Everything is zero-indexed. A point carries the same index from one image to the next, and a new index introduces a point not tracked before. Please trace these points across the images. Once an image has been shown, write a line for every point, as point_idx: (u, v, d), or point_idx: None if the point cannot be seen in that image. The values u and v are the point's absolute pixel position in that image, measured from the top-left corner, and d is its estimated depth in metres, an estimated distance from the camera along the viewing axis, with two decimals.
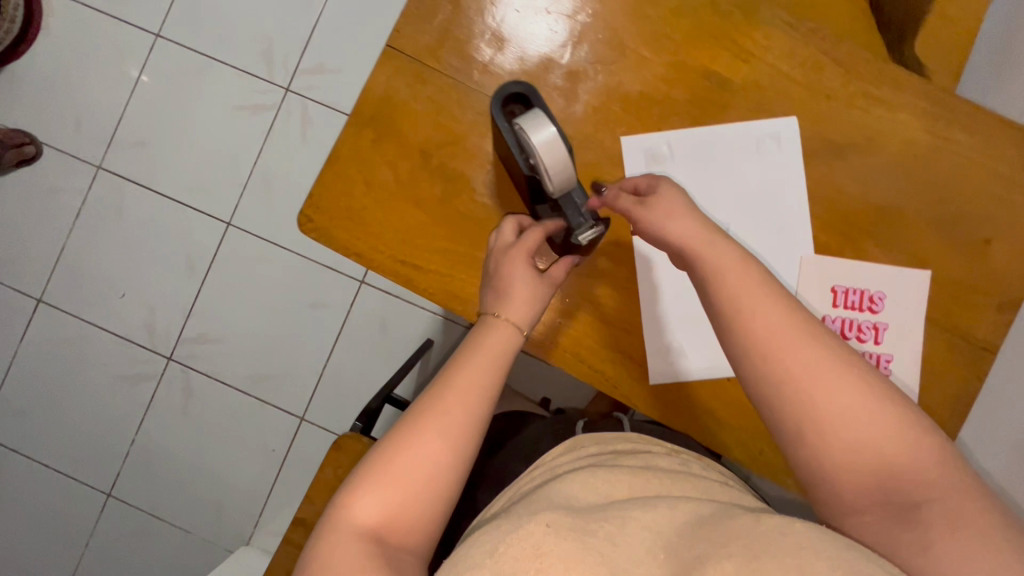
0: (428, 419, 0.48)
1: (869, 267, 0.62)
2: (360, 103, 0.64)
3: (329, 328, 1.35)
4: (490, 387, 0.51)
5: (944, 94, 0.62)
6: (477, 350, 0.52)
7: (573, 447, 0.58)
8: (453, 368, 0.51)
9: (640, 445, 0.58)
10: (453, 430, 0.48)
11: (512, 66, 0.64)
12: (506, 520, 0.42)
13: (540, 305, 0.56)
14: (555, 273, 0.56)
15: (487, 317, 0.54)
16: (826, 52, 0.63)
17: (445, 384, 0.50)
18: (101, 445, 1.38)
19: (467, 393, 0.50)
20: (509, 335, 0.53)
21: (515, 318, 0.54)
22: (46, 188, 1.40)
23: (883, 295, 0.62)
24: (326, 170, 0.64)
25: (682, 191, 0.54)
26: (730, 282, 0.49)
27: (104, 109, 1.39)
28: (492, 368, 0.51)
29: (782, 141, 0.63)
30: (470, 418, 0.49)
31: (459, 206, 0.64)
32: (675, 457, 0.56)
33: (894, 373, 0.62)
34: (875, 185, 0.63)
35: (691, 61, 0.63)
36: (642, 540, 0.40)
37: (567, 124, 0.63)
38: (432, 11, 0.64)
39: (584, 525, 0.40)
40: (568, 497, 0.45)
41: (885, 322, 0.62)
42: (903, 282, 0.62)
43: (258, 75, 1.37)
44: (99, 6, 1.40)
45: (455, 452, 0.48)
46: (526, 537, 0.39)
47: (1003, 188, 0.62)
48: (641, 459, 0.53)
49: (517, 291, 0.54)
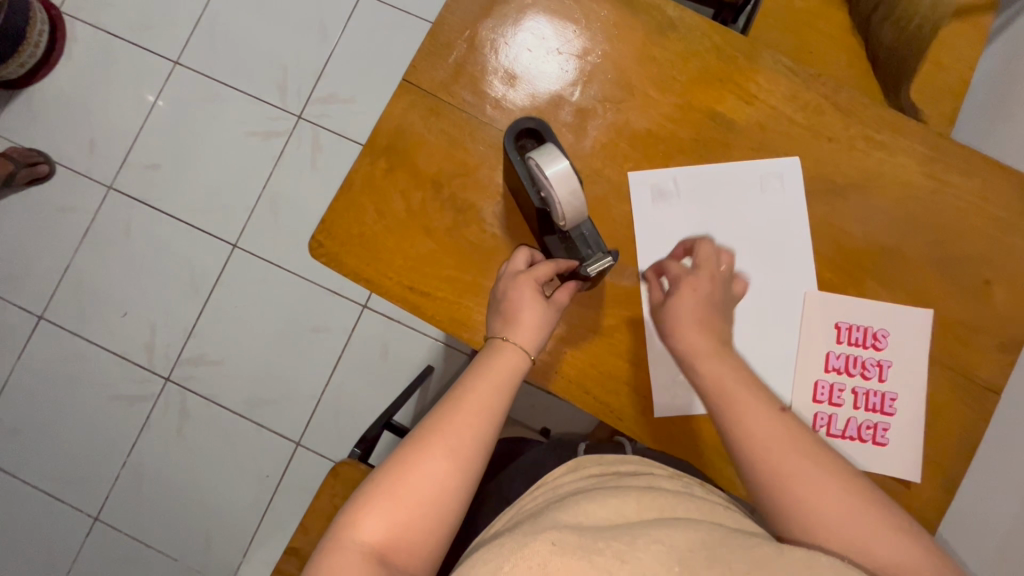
0: (433, 440, 0.49)
1: (873, 304, 0.63)
2: (374, 135, 0.66)
3: (331, 353, 1.35)
4: (496, 410, 0.52)
5: (941, 140, 0.64)
6: (484, 372, 0.53)
7: (575, 467, 0.57)
8: (463, 389, 0.52)
9: (641, 467, 0.57)
10: (457, 452, 0.49)
11: (523, 103, 0.66)
12: (509, 539, 0.42)
13: (549, 330, 0.57)
14: (561, 299, 0.57)
15: (495, 338, 0.55)
16: (827, 96, 0.65)
17: (450, 405, 0.51)
18: (92, 466, 1.35)
19: (471, 416, 0.51)
20: (517, 357, 0.54)
21: (522, 342, 0.55)
22: (55, 206, 1.41)
23: (886, 333, 0.63)
24: (338, 198, 0.65)
25: (697, 302, 0.57)
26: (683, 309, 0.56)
27: (119, 131, 1.42)
28: (498, 392, 0.52)
29: (785, 180, 0.65)
30: (475, 440, 0.50)
31: (469, 236, 0.65)
32: (676, 479, 0.55)
33: (897, 411, 0.62)
34: (877, 224, 0.64)
35: (697, 101, 0.66)
36: (654, 552, 0.40)
37: (575, 158, 0.65)
38: (447, 48, 0.67)
39: (591, 544, 0.40)
40: (573, 515, 0.45)
41: (889, 360, 0.62)
42: (905, 320, 0.63)
43: (271, 103, 1.41)
44: (122, 34, 1.45)
45: (459, 473, 0.49)
46: (531, 556, 0.39)
47: (1001, 231, 0.64)
48: (643, 480, 0.52)
49: (525, 316, 0.55)
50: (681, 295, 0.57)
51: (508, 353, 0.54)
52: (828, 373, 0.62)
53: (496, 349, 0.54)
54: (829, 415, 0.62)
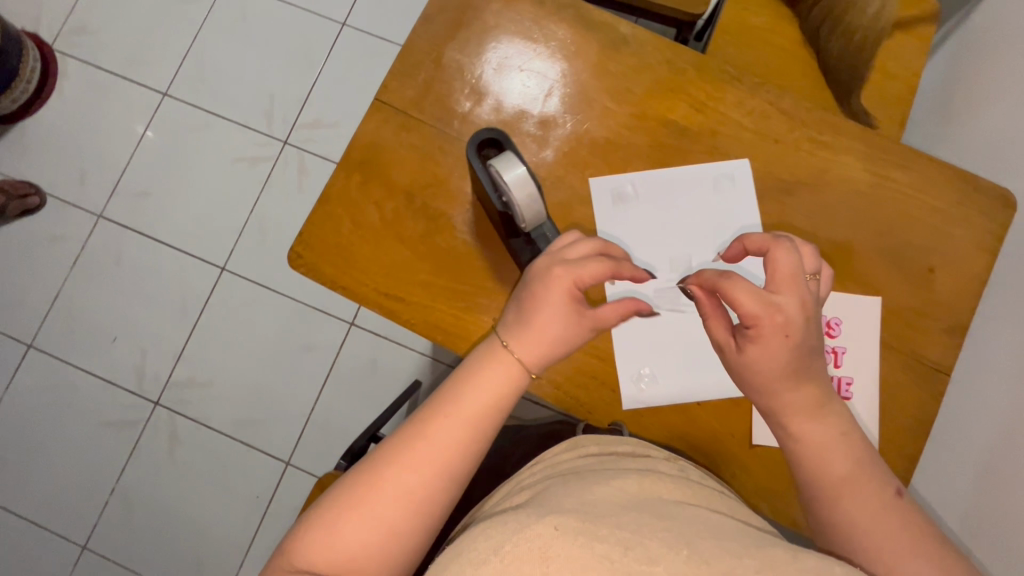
0: (390, 475, 0.49)
1: (832, 292, 0.66)
2: (350, 151, 0.70)
3: (320, 370, 1.37)
4: (461, 460, 0.51)
5: (879, 138, 0.69)
6: (456, 413, 0.51)
7: (574, 446, 0.59)
8: (428, 426, 0.51)
9: (639, 449, 0.58)
10: (411, 495, 0.49)
11: (489, 117, 0.71)
12: (511, 517, 0.44)
13: (565, 344, 0.53)
14: (599, 314, 0.53)
15: (487, 370, 0.53)
16: (772, 102, 0.70)
17: (414, 444, 0.50)
18: (80, 493, 1.35)
19: (434, 461, 0.50)
20: (494, 403, 0.52)
21: (524, 360, 0.53)
22: (46, 236, 1.44)
23: (839, 320, 0.66)
24: (316, 211, 0.69)
25: (784, 348, 0.50)
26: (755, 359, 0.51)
27: (110, 162, 1.46)
28: (467, 439, 0.51)
29: (737, 181, 0.69)
30: (433, 487, 0.50)
31: (441, 243, 0.68)
32: (673, 462, 0.57)
33: (852, 395, 0.65)
34: (826, 220, 0.68)
35: (651, 111, 0.70)
36: (661, 538, 0.41)
37: (539, 166, 0.69)
38: (416, 69, 0.71)
39: (594, 530, 0.41)
40: (576, 498, 0.46)
41: (843, 346, 0.66)
42: (857, 308, 0.66)
43: (258, 129, 1.46)
44: (112, 69, 1.50)
45: (409, 518, 0.49)
46: (532, 539, 0.40)
47: (941, 222, 0.68)
48: (643, 463, 0.55)
49: (540, 326, 0.53)
50: (773, 348, 0.49)
51: (486, 400, 0.52)
52: None
53: (474, 391, 0.52)
54: None
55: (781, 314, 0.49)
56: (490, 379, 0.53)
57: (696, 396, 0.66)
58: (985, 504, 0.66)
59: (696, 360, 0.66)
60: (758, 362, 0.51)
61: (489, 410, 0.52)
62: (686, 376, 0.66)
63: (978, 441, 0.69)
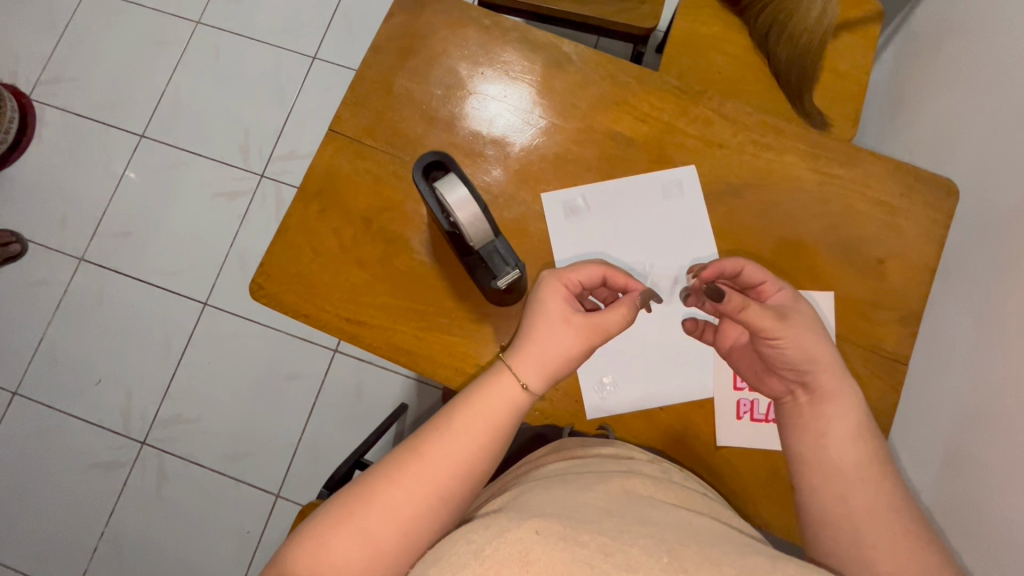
0: (380, 490, 0.49)
1: None
2: (306, 181, 0.71)
3: (305, 399, 1.37)
4: (453, 482, 0.50)
5: (819, 137, 0.71)
6: (449, 431, 0.52)
7: (562, 451, 0.59)
8: (421, 443, 0.51)
9: (622, 450, 0.58)
10: (400, 516, 0.48)
11: (442, 139, 0.72)
12: (494, 521, 0.43)
13: (564, 353, 0.55)
14: (596, 317, 0.56)
15: (488, 375, 0.55)
16: (714, 109, 0.72)
17: (408, 462, 0.50)
18: (70, 540, 1.33)
19: (424, 480, 0.49)
20: (491, 422, 0.52)
21: (520, 370, 0.54)
22: (28, 282, 1.45)
23: None
24: (275, 242, 0.70)
25: (813, 318, 0.58)
26: (803, 330, 0.56)
27: (90, 205, 1.48)
28: (461, 458, 0.51)
29: (685, 186, 0.70)
30: (422, 509, 0.49)
31: (399, 265, 0.70)
32: (657, 464, 0.57)
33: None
34: (776, 219, 0.69)
35: (598, 124, 0.72)
36: (641, 545, 0.41)
37: (492, 184, 0.71)
38: (367, 98, 0.73)
39: (575, 536, 0.41)
40: (559, 503, 0.46)
41: None
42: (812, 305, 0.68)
43: (234, 164, 1.48)
44: (89, 114, 1.53)
45: (397, 542, 0.47)
46: (513, 542, 0.40)
47: (887, 215, 0.69)
48: (624, 464, 0.54)
49: (540, 332, 0.55)
50: (805, 309, 0.58)
51: (484, 415, 0.52)
52: None
53: (472, 408, 0.53)
54: (749, 402, 0.66)
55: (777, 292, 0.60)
56: (488, 390, 0.54)
57: (659, 402, 0.66)
58: (949, 488, 0.66)
59: (656, 366, 0.67)
60: (805, 328, 0.56)
61: (486, 429, 0.52)
62: (648, 382, 0.67)
63: (943, 429, 0.69)
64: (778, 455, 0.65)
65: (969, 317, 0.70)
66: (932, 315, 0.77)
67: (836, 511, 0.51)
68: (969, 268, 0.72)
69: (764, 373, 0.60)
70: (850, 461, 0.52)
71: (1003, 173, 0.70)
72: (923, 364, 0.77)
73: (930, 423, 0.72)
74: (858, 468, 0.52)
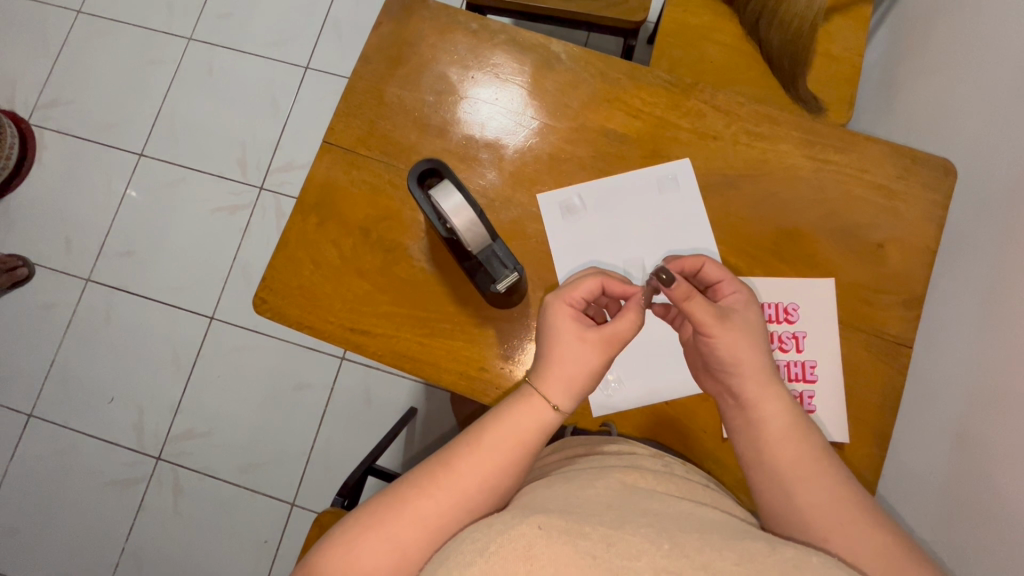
0: (411, 500, 0.49)
1: (780, 280, 0.68)
2: (304, 194, 0.72)
3: (316, 408, 1.38)
4: (480, 495, 0.50)
5: (812, 124, 0.71)
6: (479, 447, 0.52)
7: (567, 451, 0.60)
8: (453, 457, 0.52)
9: (624, 446, 0.58)
10: (430, 525, 0.48)
11: (437, 145, 0.73)
12: (497, 520, 0.44)
13: (580, 372, 0.55)
14: (605, 330, 0.56)
15: (517, 395, 0.55)
16: (705, 101, 0.72)
17: (438, 473, 0.51)
18: (91, 557, 1.35)
19: (455, 492, 0.49)
20: (521, 439, 0.52)
21: (546, 392, 0.54)
22: (37, 305, 1.47)
23: (796, 306, 0.68)
24: (277, 256, 0.71)
25: (756, 324, 0.56)
26: (737, 328, 0.55)
27: (93, 226, 1.50)
28: (491, 472, 0.51)
29: (680, 181, 0.70)
30: (452, 519, 0.49)
31: (400, 273, 0.70)
32: (658, 459, 0.57)
33: (817, 376, 0.66)
34: (774, 208, 0.69)
35: (590, 122, 0.72)
36: (643, 534, 0.42)
37: (487, 188, 0.71)
38: (360, 108, 0.74)
39: (577, 529, 0.41)
40: (561, 501, 0.46)
41: (803, 330, 0.67)
42: (813, 293, 0.68)
43: (233, 178, 1.49)
44: (88, 136, 1.54)
45: (426, 548, 0.48)
46: (517, 538, 0.40)
47: (885, 198, 0.69)
48: (625, 459, 0.55)
49: (560, 351, 0.56)
50: (749, 311, 0.57)
51: (514, 429, 0.53)
52: None
53: (502, 423, 0.53)
54: None
55: (728, 291, 0.59)
56: (514, 411, 0.54)
57: (663, 396, 0.67)
58: (959, 469, 0.66)
59: (659, 361, 0.67)
60: (741, 331, 0.55)
61: (518, 447, 0.52)
62: (651, 376, 0.67)
63: (950, 409, 0.69)
64: None
65: (972, 297, 0.70)
66: (935, 297, 0.77)
67: (792, 505, 0.50)
68: (972, 247, 0.72)
69: (703, 373, 0.60)
70: (804, 453, 0.51)
71: (1002, 150, 0.70)
72: (928, 345, 0.76)
73: (936, 404, 0.72)
74: (797, 464, 0.51)
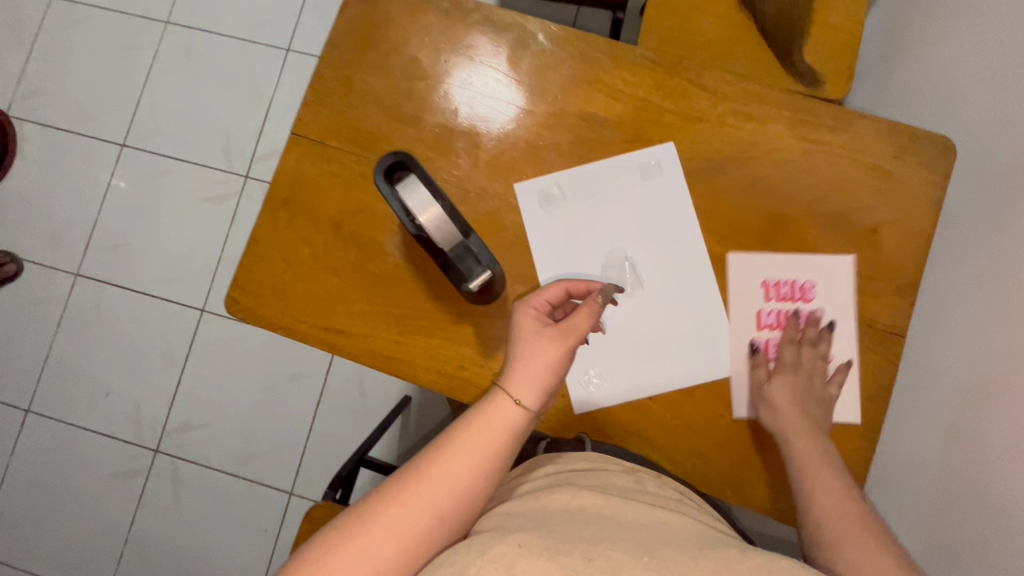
0: (380, 509, 0.48)
1: (802, 257, 0.66)
2: (273, 189, 0.69)
3: (310, 398, 1.38)
4: (451, 498, 0.49)
5: (804, 102, 0.67)
6: (446, 451, 0.51)
7: (533, 467, 0.59)
8: (422, 463, 0.50)
9: (595, 461, 0.57)
10: (400, 533, 0.47)
11: (409, 134, 0.69)
12: (474, 541, 0.42)
13: (548, 370, 0.54)
14: (568, 325, 0.55)
15: (483, 399, 0.54)
16: (690, 80, 0.68)
17: (408, 480, 0.49)
18: (96, 548, 1.37)
19: (425, 498, 0.48)
20: (491, 440, 0.51)
21: (511, 390, 0.53)
22: (29, 301, 1.46)
23: (813, 283, 0.65)
24: (247, 255, 0.68)
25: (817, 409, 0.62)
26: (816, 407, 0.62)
27: (79, 219, 1.48)
28: (462, 475, 0.49)
29: (663, 166, 0.67)
30: (422, 525, 0.47)
31: (374, 269, 0.68)
32: (631, 472, 0.56)
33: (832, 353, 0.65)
34: (763, 193, 0.66)
35: (569, 107, 0.69)
36: (621, 548, 0.41)
37: (462, 179, 0.68)
38: (328, 97, 0.70)
39: (557, 546, 0.40)
40: (536, 520, 0.45)
41: (820, 309, 0.65)
42: (830, 271, 0.65)
43: (218, 167, 1.46)
44: (68, 127, 1.51)
45: (399, 558, 0.46)
46: (497, 559, 0.39)
47: (879, 180, 0.66)
48: (597, 475, 0.54)
49: (521, 353, 0.55)
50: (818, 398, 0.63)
51: (480, 434, 0.51)
52: (762, 330, 0.66)
53: (470, 425, 0.52)
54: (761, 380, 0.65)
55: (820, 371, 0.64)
56: (481, 412, 0.52)
57: (647, 393, 0.65)
58: (952, 460, 0.65)
59: (643, 357, 0.65)
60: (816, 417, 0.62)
61: (487, 448, 0.51)
62: (634, 372, 0.65)
63: (945, 399, 0.67)
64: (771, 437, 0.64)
65: (970, 282, 0.67)
66: (931, 282, 0.74)
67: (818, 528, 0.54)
68: (971, 230, 0.69)
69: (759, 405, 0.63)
70: None
71: (1007, 126, 0.66)
72: (923, 331, 0.74)
73: (929, 393, 0.70)
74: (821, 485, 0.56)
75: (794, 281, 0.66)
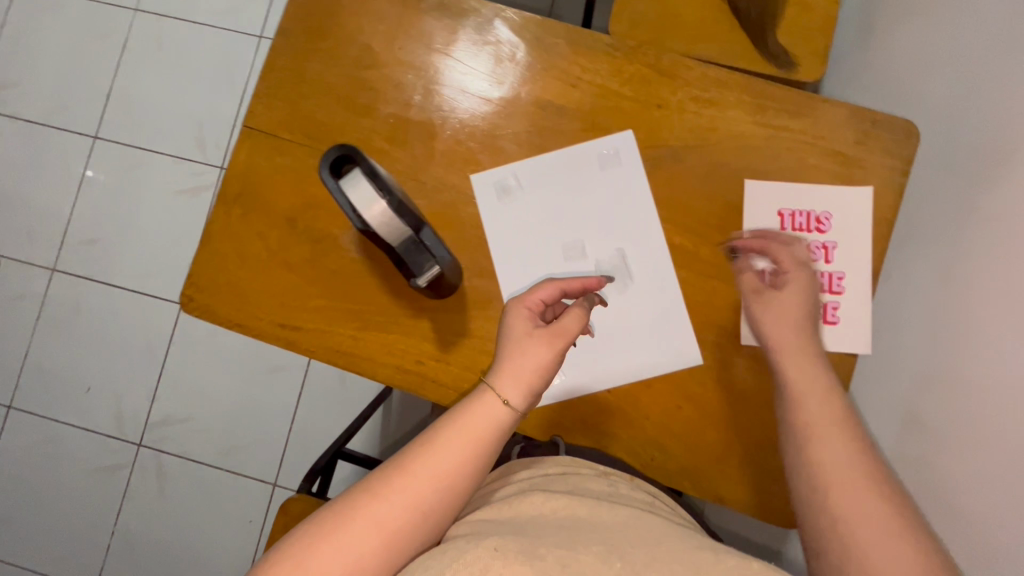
0: (363, 505, 0.47)
1: (822, 186, 0.65)
2: (225, 184, 0.68)
3: (291, 390, 1.38)
4: (436, 495, 0.48)
5: (764, 86, 0.65)
6: (434, 446, 0.50)
7: (507, 474, 0.60)
8: (407, 458, 0.50)
9: (570, 468, 0.58)
10: (383, 529, 0.46)
11: (363, 124, 0.68)
12: (450, 546, 0.42)
13: (536, 373, 0.53)
14: (562, 326, 0.54)
15: (471, 396, 0.53)
16: (650, 65, 0.66)
17: (393, 476, 0.49)
18: (83, 541, 1.38)
19: (410, 494, 0.47)
20: (479, 437, 0.50)
21: (500, 389, 0.52)
22: (6, 297, 1.45)
23: (829, 215, 0.65)
24: (201, 252, 0.67)
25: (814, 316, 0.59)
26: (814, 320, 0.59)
27: (53, 214, 1.46)
28: (448, 471, 0.49)
29: (622, 154, 0.66)
30: (406, 522, 0.47)
31: (329, 264, 0.67)
32: (604, 478, 0.57)
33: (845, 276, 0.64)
34: (722, 182, 0.65)
35: (527, 94, 0.67)
36: (594, 553, 0.41)
37: (418, 170, 0.67)
38: (280, 87, 0.69)
39: (532, 550, 0.40)
40: (512, 525, 0.46)
41: (833, 242, 0.64)
42: (845, 203, 0.65)
43: (193, 159, 1.44)
44: (39, 119, 1.48)
45: (381, 555, 0.45)
46: (473, 562, 0.39)
47: (840, 166, 0.65)
48: (571, 483, 0.54)
49: (513, 353, 0.53)
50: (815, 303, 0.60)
51: (467, 432, 0.50)
52: None
53: (456, 421, 0.51)
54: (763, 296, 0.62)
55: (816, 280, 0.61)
56: (468, 409, 0.52)
57: (611, 384, 0.64)
58: (916, 447, 0.64)
59: (604, 350, 0.65)
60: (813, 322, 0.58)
61: (476, 445, 0.50)
62: (596, 365, 0.64)
63: (910, 386, 0.67)
64: (732, 428, 0.63)
65: (935, 269, 0.67)
66: (897, 268, 0.73)
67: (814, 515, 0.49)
68: (937, 216, 0.68)
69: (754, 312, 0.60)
70: None
71: (974, 109, 0.64)
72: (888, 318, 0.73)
73: (893, 380, 0.70)
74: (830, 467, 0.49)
75: (810, 213, 0.65)
